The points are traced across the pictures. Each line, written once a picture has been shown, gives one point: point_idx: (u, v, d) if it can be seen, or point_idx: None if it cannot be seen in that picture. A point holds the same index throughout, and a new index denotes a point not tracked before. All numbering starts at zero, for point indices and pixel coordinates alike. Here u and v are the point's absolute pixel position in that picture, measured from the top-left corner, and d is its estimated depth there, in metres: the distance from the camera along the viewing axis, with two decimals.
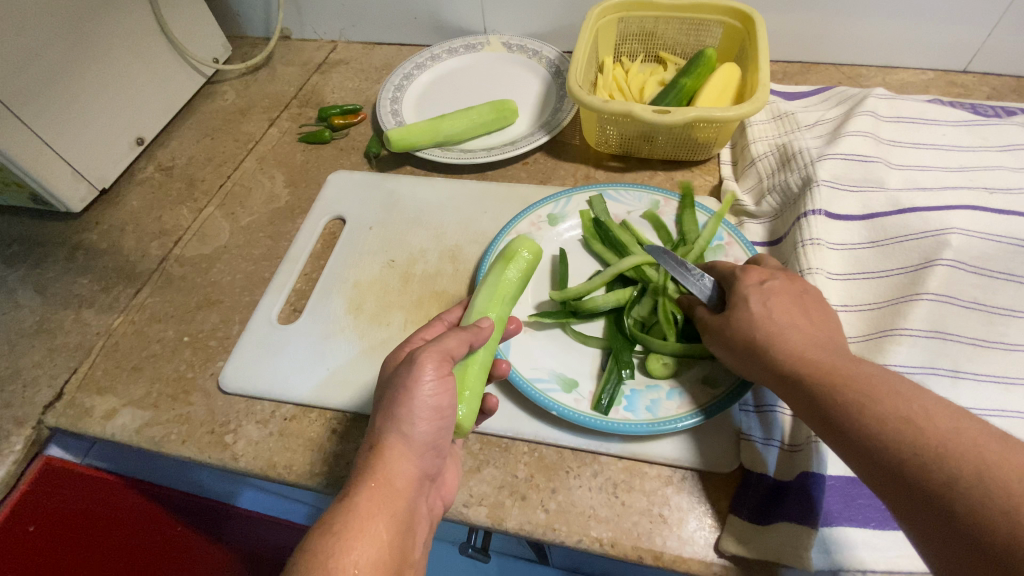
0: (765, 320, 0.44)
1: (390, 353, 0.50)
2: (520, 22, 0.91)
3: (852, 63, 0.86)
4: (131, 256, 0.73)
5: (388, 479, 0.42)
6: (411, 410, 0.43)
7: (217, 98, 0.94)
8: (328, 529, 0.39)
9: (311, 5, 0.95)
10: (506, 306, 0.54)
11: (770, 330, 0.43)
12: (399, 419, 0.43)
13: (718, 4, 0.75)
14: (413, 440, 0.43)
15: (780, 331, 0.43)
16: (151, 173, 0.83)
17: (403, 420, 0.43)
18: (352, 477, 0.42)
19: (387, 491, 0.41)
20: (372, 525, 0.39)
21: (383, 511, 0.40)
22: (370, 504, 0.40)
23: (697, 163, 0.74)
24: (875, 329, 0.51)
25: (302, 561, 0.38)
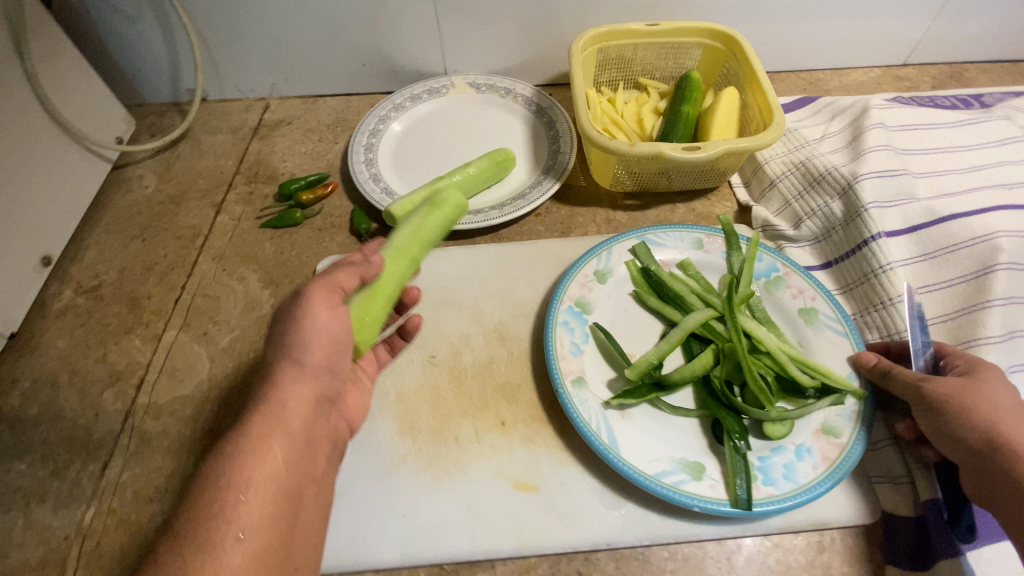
0: (982, 394, 0.44)
1: None
2: (484, 59, 0.84)
3: (810, 68, 0.89)
4: (80, 418, 0.56)
5: (277, 402, 0.42)
6: (306, 334, 0.44)
7: (132, 185, 0.76)
8: (212, 484, 0.37)
9: (234, 62, 0.81)
10: (422, 250, 0.53)
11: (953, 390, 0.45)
12: (291, 348, 0.44)
13: (697, 27, 0.74)
14: (307, 366, 0.44)
15: (987, 405, 0.44)
16: (73, 298, 0.65)
17: (296, 349, 0.44)
18: (245, 412, 0.42)
19: (283, 410, 0.42)
20: (264, 444, 0.39)
21: (275, 432, 0.40)
22: (263, 424, 0.40)
23: (711, 190, 0.72)
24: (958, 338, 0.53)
25: (190, 513, 0.36)
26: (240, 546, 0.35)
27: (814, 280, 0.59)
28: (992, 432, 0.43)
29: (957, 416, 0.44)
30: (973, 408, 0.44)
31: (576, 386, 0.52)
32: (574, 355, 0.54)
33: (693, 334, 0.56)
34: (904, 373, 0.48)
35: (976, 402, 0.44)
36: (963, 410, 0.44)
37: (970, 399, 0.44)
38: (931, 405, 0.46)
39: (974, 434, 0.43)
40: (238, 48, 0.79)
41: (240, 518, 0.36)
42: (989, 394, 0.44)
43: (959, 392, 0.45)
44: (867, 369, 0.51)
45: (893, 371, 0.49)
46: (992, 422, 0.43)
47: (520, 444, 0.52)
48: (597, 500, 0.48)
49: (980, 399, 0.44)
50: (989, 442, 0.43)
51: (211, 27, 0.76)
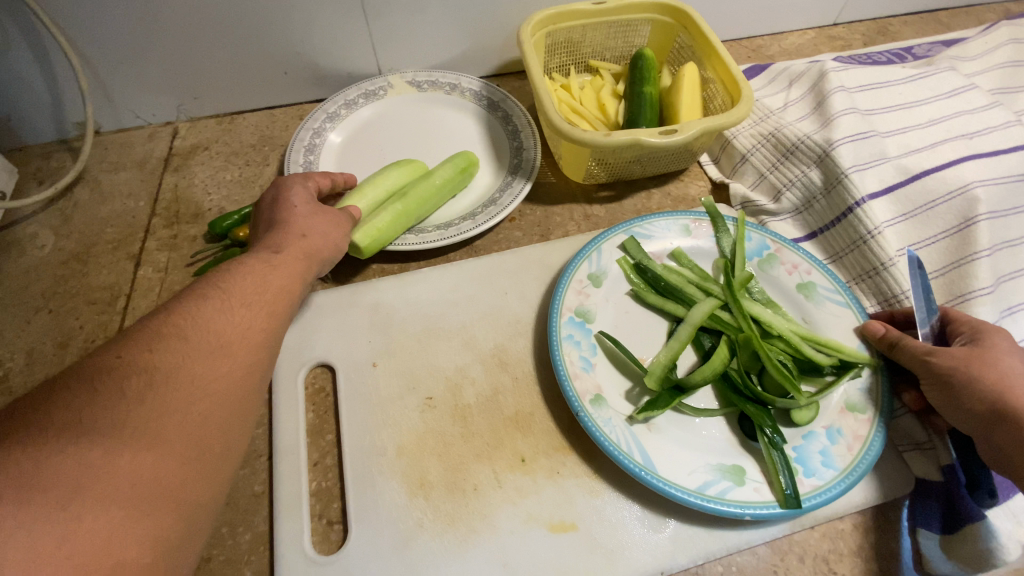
0: (988, 362, 0.45)
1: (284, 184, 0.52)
2: (421, 55, 0.77)
3: (750, 35, 0.89)
4: None
5: (276, 254, 0.45)
6: (314, 221, 0.49)
7: (22, 246, 0.63)
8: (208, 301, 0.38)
9: (127, 83, 0.69)
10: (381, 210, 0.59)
11: (958, 357, 0.45)
12: (304, 227, 0.48)
13: (645, 2, 0.71)
14: (310, 239, 0.48)
15: (994, 373, 0.44)
16: None
17: (307, 227, 0.48)
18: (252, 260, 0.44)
19: (278, 269, 0.44)
20: (251, 292, 0.41)
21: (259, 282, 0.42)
22: (256, 275, 0.42)
23: (682, 172, 0.70)
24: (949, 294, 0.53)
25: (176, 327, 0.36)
26: (203, 384, 0.35)
27: (806, 253, 0.58)
28: (1000, 400, 0.43)
29: (966, 386, 0.44)
30: (982, 377, 0.44)
31: (595, 405, 0.48)
32: (587, 371, 0.50)
33: (700, 327, 0.54)
34: (911, 345, 0.48)
35: (984, 371, 0.44)
36: (972, 381, 0.44)
37: (977, 368, 0.44)
38: (940, 377, 0.46)
39: (984, 403, 0.43)
40: (131, 66, 0.67)
41: (211, 352, 0.36)
42: (996, 361, 0.45)
43: (965, 361, 0.45)
44: (874, 341, 0.51)
45: (900, 340, 0.49)
46: (1002, 391, 0.43)
47: (546, 480, 0.47)
48: (640, 526, 0.45)
49: (987, 367, 0.44)
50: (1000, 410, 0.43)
51: (93, 45, 0.63)
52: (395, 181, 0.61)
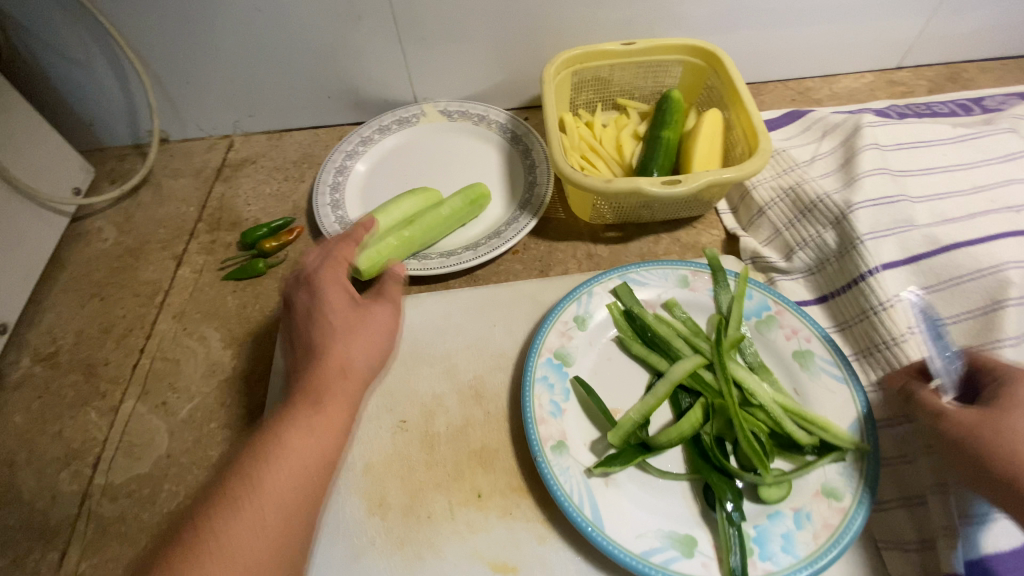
0: (1012, 424, 0.39)
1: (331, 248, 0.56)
2: (454, 85, 0.80)
3: (799, 76, 0.85)
4: (33, 505, 0.52)
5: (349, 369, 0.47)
6: (360, 333, 0.49)
7: (91, 239, 0.72)
8: (256, 457, 0.40)
9: (192, 100, 0.78)
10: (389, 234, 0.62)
11: (971, 421, 0.40)
12: (346, 338, 0.48)
13: (675, 45, 0.70)
14: (355, 365, 0.47)
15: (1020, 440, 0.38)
16: (29, 367, 0.61)
17: (349, 340, 0.48)
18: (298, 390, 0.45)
19: (323, 413, 0.44)
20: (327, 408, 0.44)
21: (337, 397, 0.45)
22: (300, 427, 0.42)
23: (697, 218, 0.68)
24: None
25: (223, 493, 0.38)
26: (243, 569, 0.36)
27: (808, 319, 0.54)
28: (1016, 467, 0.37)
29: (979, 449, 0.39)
30: (1001, 442, 0.38)
31: (556, 451, 0.48)
32: (554, 416, 0.50)
33: (680, 385, 0.52)
34: (929, 398, 0.44)
35: (1001, 437, 0.39)
36: (987, 446, 0.39)
37: (996, 431, 0.39)
38: (956, 439, 0.41)
39: (999, 467, 0.38)
40: (196, 86, 0.76)
41: (251, 527, 0.37)
42: (1019, 420, 0.39)
43: (981, 422, 0.40)
44: (900, 385, 0.47)
45: (921, 389, 0.45)
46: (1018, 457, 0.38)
47: (497, 519, 0.48)
48: None
49: (1005, 431, 0.39)
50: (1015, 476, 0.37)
51: (164, 67, 0.73)
52: (406, 210, 0.64)
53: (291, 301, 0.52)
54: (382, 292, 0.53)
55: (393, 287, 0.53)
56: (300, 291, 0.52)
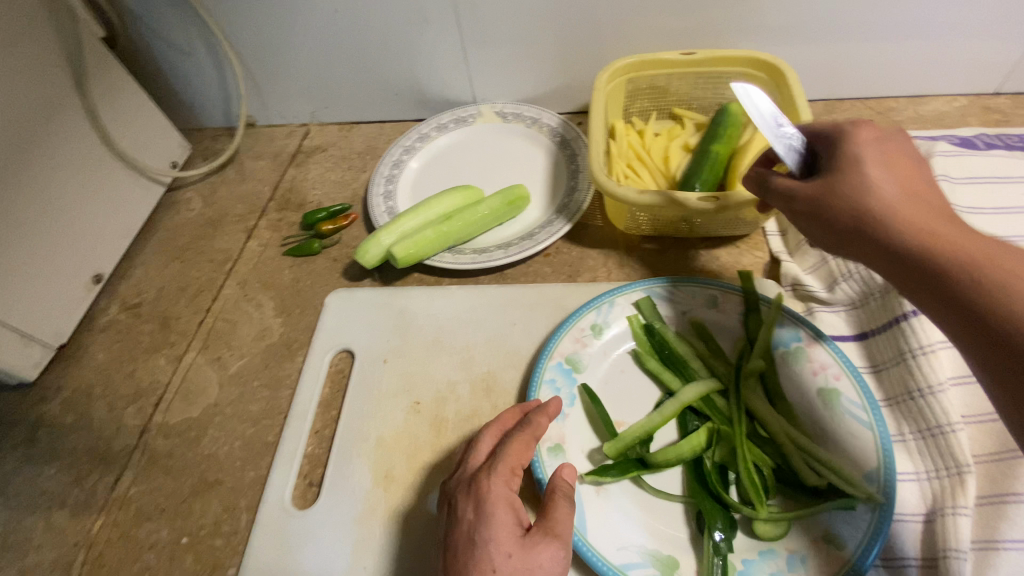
0: (865, 168, 0.39)
1: (500, 421, 0.46)
2: (511, 87, 0.82)
3: (881, 96, 0.79)
4: (105, 430, 0.62)
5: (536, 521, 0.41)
6: None
7: (180, 208, 0.82)
8: None
9: (276, 90, 0.86)
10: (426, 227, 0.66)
11: (885, 202, 0.38)
12: None
13: (736, 57, 0.68)
14: None
15: (871, 172, 0.39)
16: (116, 314, 0.72)
17: None
18: None
19: None
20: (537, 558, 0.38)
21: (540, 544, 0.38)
22: None
23: (741, 238, 0.66)
24: (990, 449, 0.45)
25: None
26: None
27: (841, 354, 0.51)
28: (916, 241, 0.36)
29: (856, 194, 0.39)
30: (891, 224, 0.37)
31: (551, 454, 0.49)
32: (556, 419, 0.51)
33: (690, 406, 0.51)
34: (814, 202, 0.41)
35: (868, 178, 0.39)
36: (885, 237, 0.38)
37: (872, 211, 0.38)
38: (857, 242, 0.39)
39: (892, 241, 0.37)
40: (280, 78, 0.84)
41: None
42: (867, 166, 0.40)
43: (848, 181, 0.39)
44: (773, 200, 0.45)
45: (796, 201, 0.43)
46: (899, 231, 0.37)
47: None
48: None
49: (855, 157, 0.40)
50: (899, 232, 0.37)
51: (253, 59, 0.81)
52: (446, 206, 0.68)
53: (450, 508, 0.41)
54: (553, 523, 0.40)
55: (563, 503, 0.41)
56: (461, 499, 0.41)
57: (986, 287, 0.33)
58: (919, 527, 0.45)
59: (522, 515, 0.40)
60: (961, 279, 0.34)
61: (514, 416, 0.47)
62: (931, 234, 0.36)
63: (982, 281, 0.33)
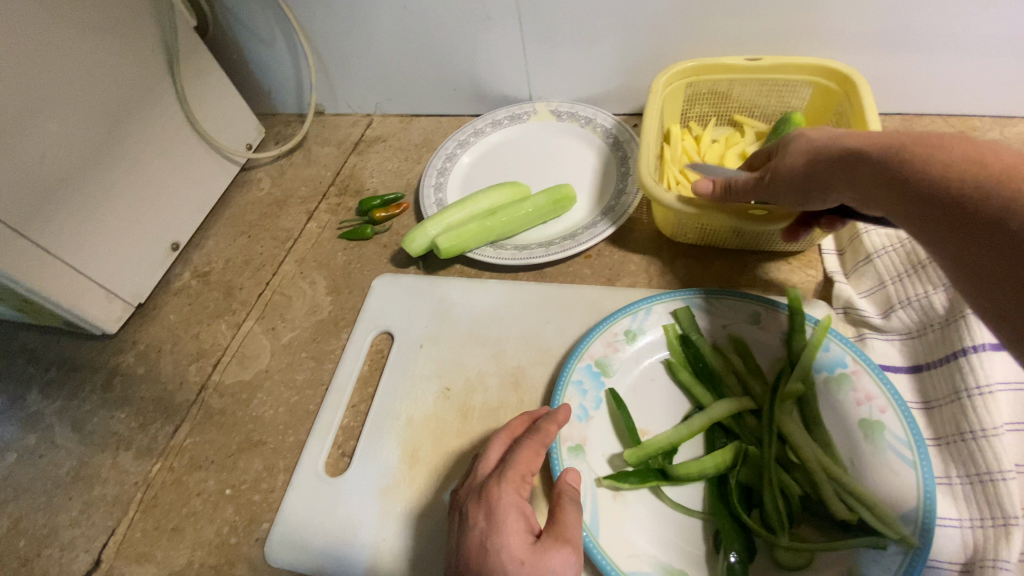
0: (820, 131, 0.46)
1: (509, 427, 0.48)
2: (569, 87, 0.83)
3: (969, 113, 0.73)
4: (169, 384, 0.68)
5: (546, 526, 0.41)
6: None
7: (251, 187, 0.89)
8: None
9: (345, 81, 0.90)
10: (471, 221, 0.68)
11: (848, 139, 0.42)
12: None
13: (805, 64, 0.65)
14: None
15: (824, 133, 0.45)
16: (188, 280, 0.79)
17: None
18: None
19: None
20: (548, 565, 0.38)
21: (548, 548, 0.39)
22: None
23: (795, 254, 0.63)
24: None
25: None
26: None
27: (890, 386, 0.48)
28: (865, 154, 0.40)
29: (810, 151, 0.44)
30: (829, 151, 0.43)
31: (572, 454, 0.50)
32: (579, 420, 0.52)
33: (719, 423, 0.50)
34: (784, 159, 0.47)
35: (813, 133, 0.46)
36: (838, 161, 0.42)
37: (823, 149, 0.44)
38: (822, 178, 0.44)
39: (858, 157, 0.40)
40: (349, 69, 0.88)
41: None
42: (820, 132, 0.46)
43: (805, 143, 0.46)
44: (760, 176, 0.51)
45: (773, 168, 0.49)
46: (849, 151, 0.41)
47: None
48: None
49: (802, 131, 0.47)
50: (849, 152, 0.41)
51: (326, 50, 0.86)
52: (493, 201, 0.69)
53: (460, 515, 0.42)
54: (562, 528, 0.41)
55: (572, 508, 0.42)
56: (472, 506, 0.41)
57: (935, 168, 0.34)
58: None
59: (532, 522, 0.41)
60: (915, 172, 0.35)
61: (524, 423, 0.48)
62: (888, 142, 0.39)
63: (912, 165, 0.36)
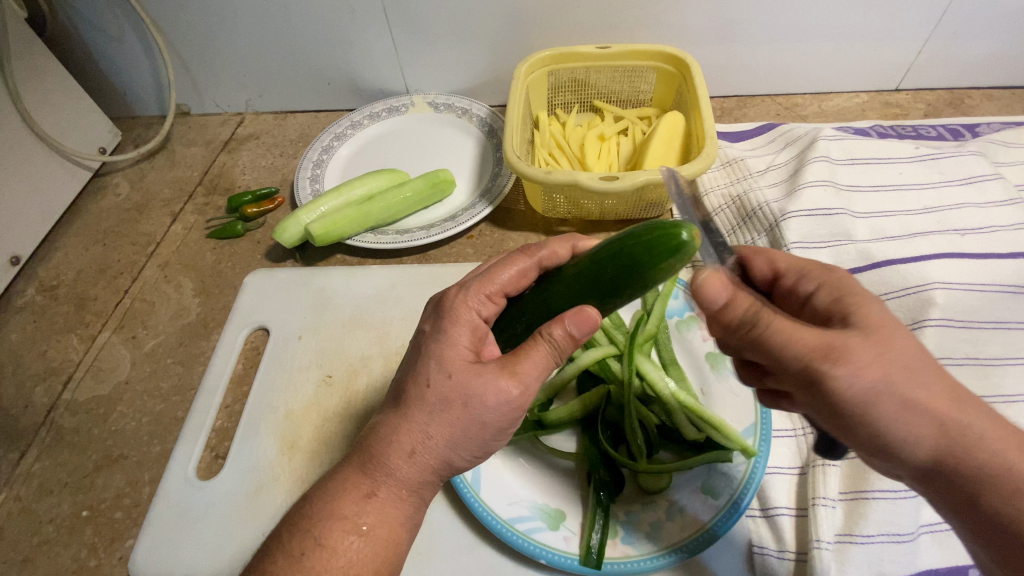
0: (865, 351, 0.32)
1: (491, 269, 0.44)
2: (444, 79, 0.85)
3: (789, 92, 0.85)
4: (10, 409, 0.60)
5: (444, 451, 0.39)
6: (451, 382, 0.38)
7: (108, 193, 0.82)
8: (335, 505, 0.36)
9: (209, 78, 0.86)
10: (343, 207, 0.68)
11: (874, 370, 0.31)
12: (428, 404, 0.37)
13: (649, 51, 0.71)
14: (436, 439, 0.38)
15: (880, 368, 0.31)
16: (32, 296, 0.70)
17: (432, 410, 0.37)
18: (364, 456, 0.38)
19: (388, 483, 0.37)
20: (400, 484, 0.37)
21: (416, 470, 0.37)
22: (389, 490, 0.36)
23: (652, 220, 0.69)
24: None
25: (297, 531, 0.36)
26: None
27: None
28: (1010, 483, 0.31)
29: (907, 410, 0.31)
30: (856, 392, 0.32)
31: None
32: None
33: (589, 371, 0.54)
34: (887, 429, 0.32)
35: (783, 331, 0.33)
36: (980, 487, 0.31)
37: (965, 436, 0.31)
38: (947, 484, 0.32)
39: (889, 438, 0.32)
40: (212, 65, 0.84)
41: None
42: (880, 356, 0.32)
43: (889, 392, 0.31)
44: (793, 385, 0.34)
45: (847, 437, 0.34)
46: (980, 449, 0.31)
47: None
48: (451, 541, 0.47)
49: (887, 386, 0.31)
50: (992, 454, 0.31)
51: (185, 46, 0.81)
52: (368, 186, 0.70)
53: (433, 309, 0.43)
54: (517, 361, 0.38)
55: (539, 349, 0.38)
56: (428, 317, 0.42)
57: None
58: (795, 479, 0.47)
59: (478, 340, 0.40)
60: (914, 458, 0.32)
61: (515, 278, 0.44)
62: (887, 384, 0.32)
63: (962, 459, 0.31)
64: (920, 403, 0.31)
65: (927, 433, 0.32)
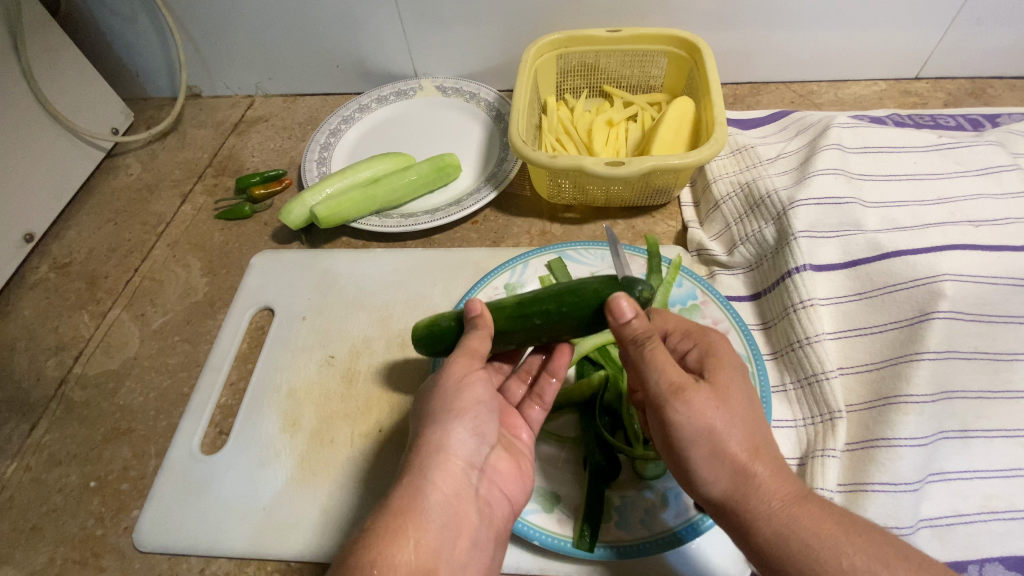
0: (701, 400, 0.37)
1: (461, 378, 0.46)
2: (453, 63, 0.84)
3: (803, 80, 0.83)
4: (23, 382, 0.62)
5: (469, 466, 0.40)
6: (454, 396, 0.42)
7: (120, 173, 0.83)
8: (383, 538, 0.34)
9: (221, 61, 0.87)
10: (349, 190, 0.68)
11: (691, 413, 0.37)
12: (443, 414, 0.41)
13: (660, 35, 0.70)
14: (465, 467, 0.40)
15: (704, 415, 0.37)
16: (46, 273, 0.72)
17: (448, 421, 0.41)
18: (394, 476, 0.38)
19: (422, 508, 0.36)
20: (436, 508, 0.36)
21: (451, 487, 0.38)
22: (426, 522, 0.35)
23: (658, 207, 0.68)
24: (868, 397, 0.48)
25: None
26: None
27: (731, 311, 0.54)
28: (769, 518, 0.34)
29: (714, 455, 0.36)
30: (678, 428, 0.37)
31: None
32: None
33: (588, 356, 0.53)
34: (694, 464, 0.37)
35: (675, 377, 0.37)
36: (753, 521, 0.35)
37: (750, 481, 0.35)
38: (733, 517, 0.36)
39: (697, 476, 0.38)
40: (223, 48, 0.85)
41: None
42: (715, 408, 0.37)
43: (703, 431, 0.36)
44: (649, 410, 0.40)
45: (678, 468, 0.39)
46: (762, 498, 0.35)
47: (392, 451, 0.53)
48: None
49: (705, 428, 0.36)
50: (764, 499, 0.35)
51: (196, 29, 0.82)
52: (373, 169, 0.70)
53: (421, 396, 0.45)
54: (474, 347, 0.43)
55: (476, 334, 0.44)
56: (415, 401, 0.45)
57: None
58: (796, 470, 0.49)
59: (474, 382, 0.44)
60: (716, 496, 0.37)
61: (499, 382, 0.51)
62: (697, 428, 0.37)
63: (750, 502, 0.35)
64: (717, 440, 0.36)
65: (730, 473, 0.36)
